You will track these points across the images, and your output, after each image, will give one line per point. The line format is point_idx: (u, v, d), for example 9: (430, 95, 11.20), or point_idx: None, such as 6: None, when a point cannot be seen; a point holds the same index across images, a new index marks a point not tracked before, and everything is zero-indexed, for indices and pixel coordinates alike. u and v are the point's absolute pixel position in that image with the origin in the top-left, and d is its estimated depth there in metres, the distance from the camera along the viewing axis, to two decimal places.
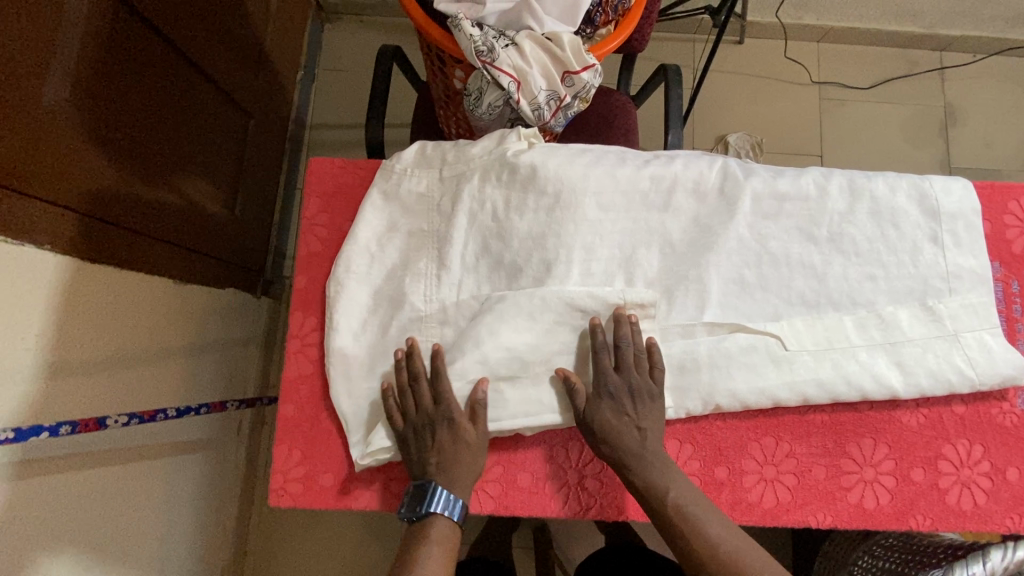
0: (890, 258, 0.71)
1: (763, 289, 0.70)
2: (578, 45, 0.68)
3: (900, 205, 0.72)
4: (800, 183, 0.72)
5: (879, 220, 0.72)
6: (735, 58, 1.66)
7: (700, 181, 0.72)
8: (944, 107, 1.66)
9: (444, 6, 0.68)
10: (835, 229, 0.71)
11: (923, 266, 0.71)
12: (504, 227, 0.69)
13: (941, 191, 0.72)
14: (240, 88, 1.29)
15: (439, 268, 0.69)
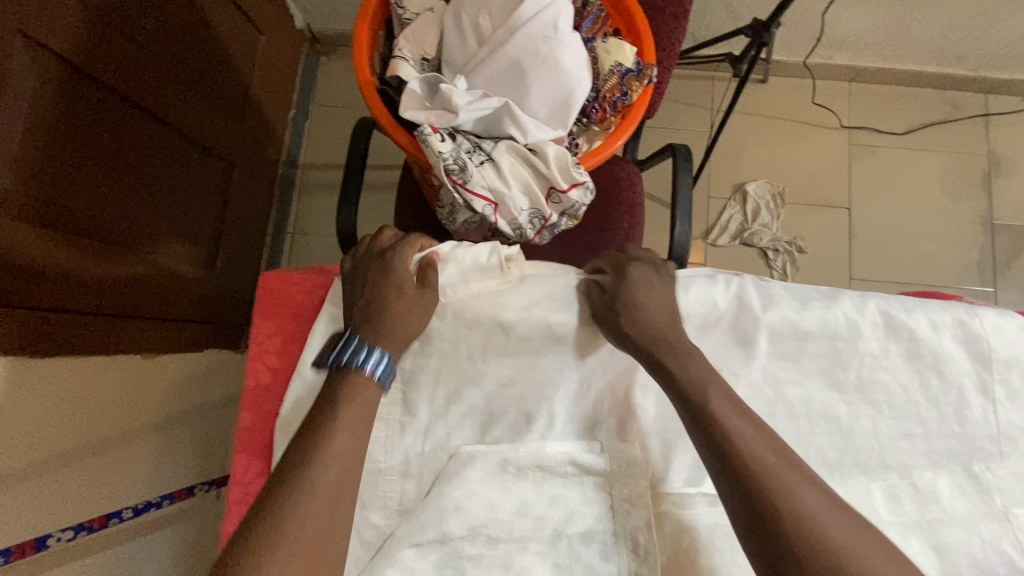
0: (930, 411, 0.60)
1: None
2: (566, 160, 0.59)
3: (945, 349, 0.61)
4: (831, 320, 0.60)
5: (919, 366, 0.61)
6: (758, 98, 1.53)
7: (711, 313, 0.61)
8: (988, 156, 1.51)
9: (411, 114, 0.59)
10: (864, 375, 0.61)
11: (969, 424, 0.60)
12: (476, 373, 0.60)
13: (997, 334, 0.60)
14: (221, 138, 1.21)
15: (403, 415, 0.59)
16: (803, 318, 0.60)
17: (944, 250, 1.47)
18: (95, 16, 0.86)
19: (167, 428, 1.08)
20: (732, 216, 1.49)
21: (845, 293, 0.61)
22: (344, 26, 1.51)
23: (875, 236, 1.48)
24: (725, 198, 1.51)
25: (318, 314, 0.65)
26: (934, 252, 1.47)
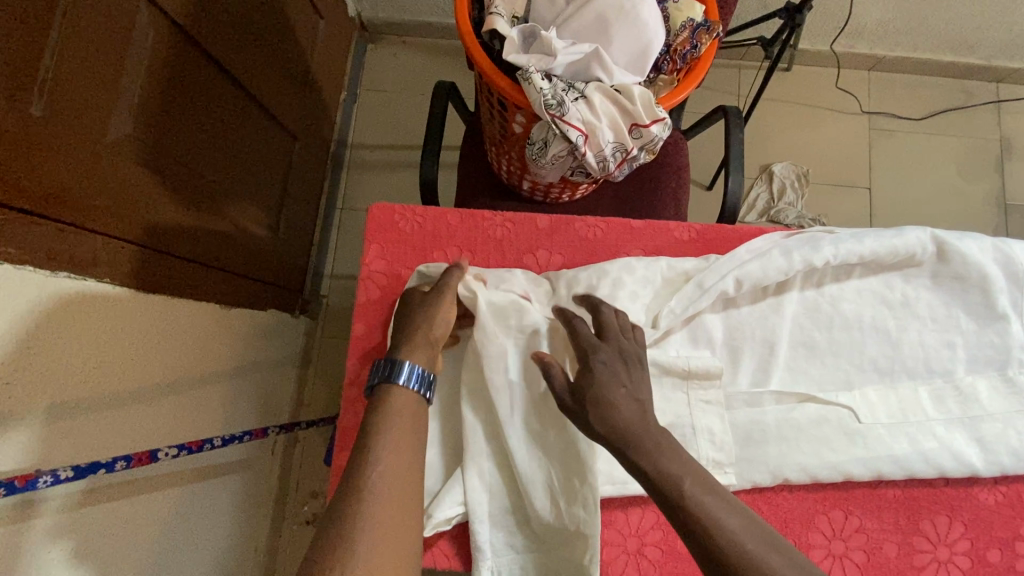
0: (968, 324, 0.68)
1: (834, 353, 0.68)
2: (649, 98, 0.67)
3: (987, 270, 0.67)
4: (903, 244, 0.66)
5: (961, 284, 0.68)
6: (782, 85, 1.62)
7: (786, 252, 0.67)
8: (1000, 140, 1.60)
9: (513, 57, 0.67)
10: (908, 293, 0.69)
11: (1005, 335, 0.67)
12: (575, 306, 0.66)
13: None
14: (287, 111, 1.30)
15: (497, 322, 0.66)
16: (879, 237, 0.67)
17: (961, 227, 1.55)
18: None
19: (235, 376, 1.16)
20: (758, 194, 1.58)
21: (908, 228, 0.68)
22: (394, 13, 1.61)
23: (894, 214, 1.56)
24: (752, 178, 1.60)
25: (420, 238, 0.72)
26: (951, 228, 1.55)
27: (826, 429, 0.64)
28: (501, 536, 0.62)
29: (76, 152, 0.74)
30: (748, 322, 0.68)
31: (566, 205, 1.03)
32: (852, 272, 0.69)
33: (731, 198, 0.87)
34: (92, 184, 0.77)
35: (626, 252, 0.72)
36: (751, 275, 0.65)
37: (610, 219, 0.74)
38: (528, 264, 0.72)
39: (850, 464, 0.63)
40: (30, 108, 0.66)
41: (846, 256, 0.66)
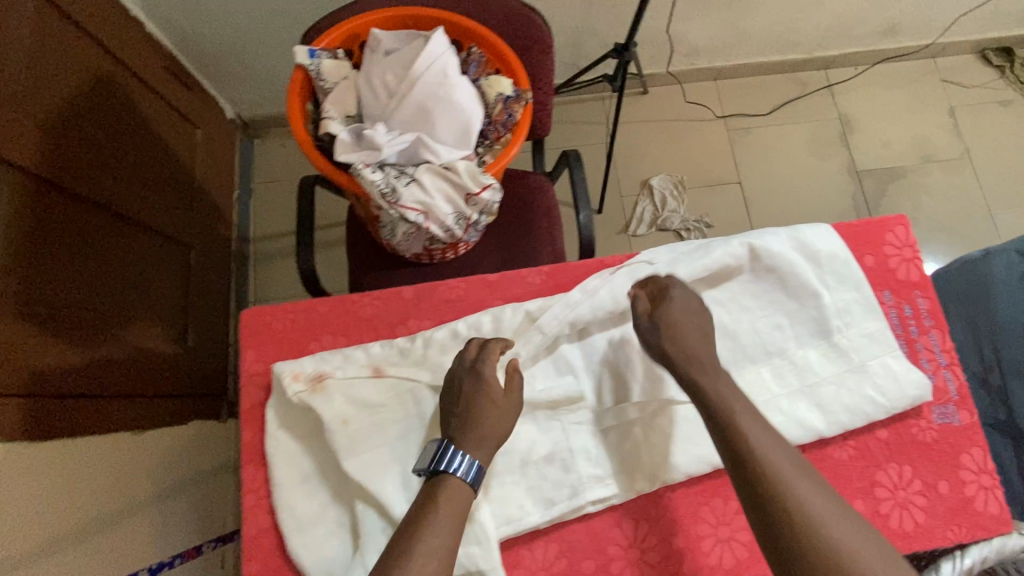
0: (791, 303, 0.77)
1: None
2: (474, 170, 0.75)
3: (790, 256, 0.77)
4: (713, 261, 0.76)
5: (776, 272, 0.77)
6: (643, 107, 1.78)
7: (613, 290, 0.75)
8: (839, 118, 1.80)
9: (345, 156, 0.74)
10: (732, 290, 0.78)
11: (821, 306, 0.77)
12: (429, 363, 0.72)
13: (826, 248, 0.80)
14: (175, 223, 1.32)
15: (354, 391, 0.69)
16: (690, 261, 0.76)
17: (826, 200, 1.71)
18: (51, 134, 0.97)
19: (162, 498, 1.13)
20: (644, 208, 1.71)
21: (715, 243, 0.77)
22: (271, 108, 1.67)
23: (767, 201, 1.72)
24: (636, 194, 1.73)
25: (294, 333, 0.77)
26: (818, 203, 1.71)
27: (688, 428, 0.72)
28: None
29: None
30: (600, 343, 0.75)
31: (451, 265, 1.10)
32: None
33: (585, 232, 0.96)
34: None
35: (488, 304, 0.78)
36: (582, 317, 0.73)
37: (469, 277, 0.80)
38: (400, 334, 0.77)
39: (715, 453, 0.71)
40: None
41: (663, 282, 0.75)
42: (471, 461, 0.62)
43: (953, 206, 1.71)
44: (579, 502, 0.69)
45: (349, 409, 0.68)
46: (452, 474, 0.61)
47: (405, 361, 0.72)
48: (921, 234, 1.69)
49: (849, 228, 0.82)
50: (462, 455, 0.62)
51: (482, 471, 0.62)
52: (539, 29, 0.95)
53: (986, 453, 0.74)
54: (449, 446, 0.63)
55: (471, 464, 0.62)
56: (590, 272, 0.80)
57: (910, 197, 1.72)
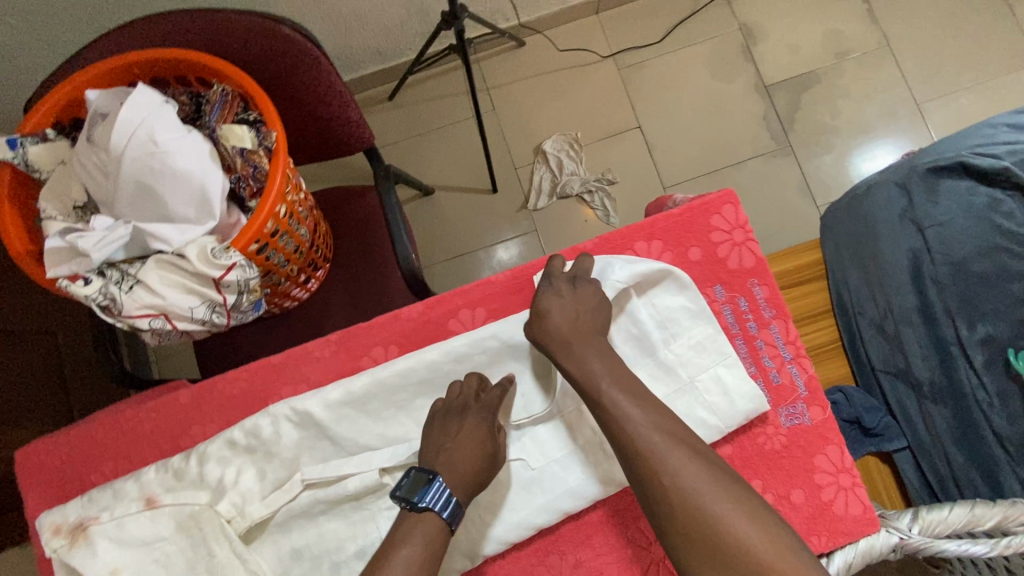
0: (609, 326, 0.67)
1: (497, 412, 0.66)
2: (208, 252, 0.65)
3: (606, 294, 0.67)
4: (519, 320, 0.67)
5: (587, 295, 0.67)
6: (522, 63, 1.60)
7: (399, 363, 0.66)
8: (740, 29, 1.60)
9: (54, 270, 0.64)
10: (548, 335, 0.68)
11: (639, 320, 0.67)
12: (205, 480, 0.65)
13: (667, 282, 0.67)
14: (59, 306, 1.21)
15: (123, 532, 0.63)
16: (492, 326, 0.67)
17: (736, 127, 1.56)
18: None
19: None
20: (542, 176, 1.56)
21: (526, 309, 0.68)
22: None
23: (672, 142, 1.57)
24: (531, 163, 1.58)
25: (73, 467, 0.70)
26: (728, 133, 1.56)
27: (505, 492, 0.65)
28: None
29: None
30: (400, 419, 0.67)
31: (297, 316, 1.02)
32: (486, 344, 0.67)
33: (405, 266, 0.86)
34: None
35: (276, 393, 0.70)
36: (368, 395, 0.66)
37: (252, 363, 0.71)
38: (186, 445, 0.69)
39: (536, 515, 0.64)
40: None
41: (456, 346, 0.67)
42: (452, 499, 0.59)
43: (874, 105, 1.55)
44: None
45: (119, 556, 0.62)
46: (432, 510, 0.58)
47: (182, 484, 0.65)
48: (843, 143, 1.54)
49: (670, 219, 0.70)
50: (441, 486, 0.59)
51: (460, 508, 0.59)
52: (299, 43, 0.80)
53: (843, 450, 0.66)
54: (436, 478, 0.59)
55: (449, 500, 0.59)
56: (382, 332, 0.70)
57: (827, 104, 1.56)
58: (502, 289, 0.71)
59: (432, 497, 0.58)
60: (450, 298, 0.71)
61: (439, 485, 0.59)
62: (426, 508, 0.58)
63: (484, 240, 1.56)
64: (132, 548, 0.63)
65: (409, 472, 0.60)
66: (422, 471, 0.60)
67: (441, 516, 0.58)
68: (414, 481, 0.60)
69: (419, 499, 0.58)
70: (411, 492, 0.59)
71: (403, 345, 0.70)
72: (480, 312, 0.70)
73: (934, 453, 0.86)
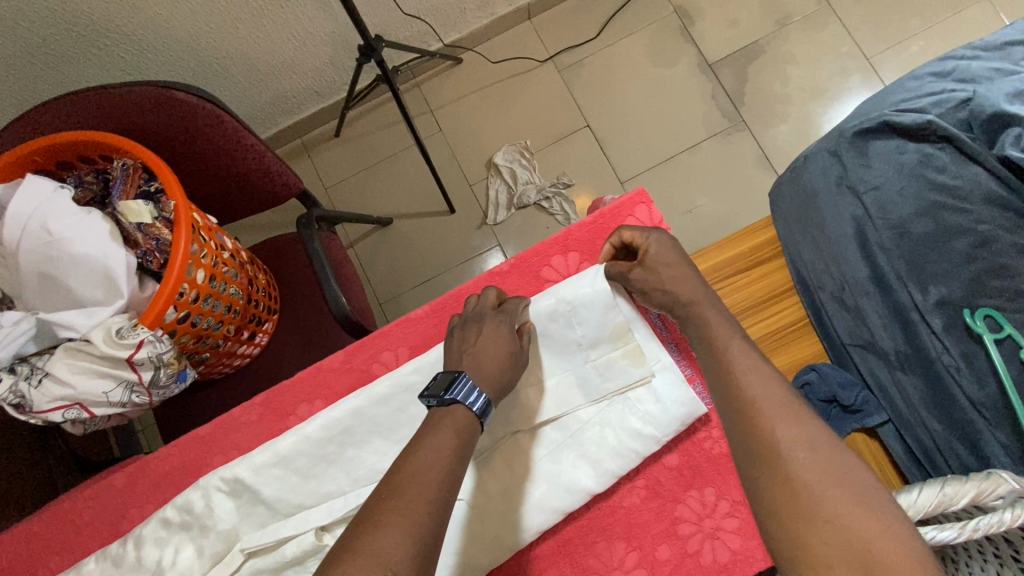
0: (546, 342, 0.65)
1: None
2: (116, 333, 0.64)
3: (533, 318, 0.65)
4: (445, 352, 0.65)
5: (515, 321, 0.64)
6: (460, 81, 1.59)
7: (323, 420, 0.64)
8: (675, 11, 1.58)
9: None
10: None
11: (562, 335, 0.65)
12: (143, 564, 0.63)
13: (582, 284, 0.64)
14: None
15: None
16: (413, 365, 0.65)
17: (685, 111, 1.53)
18: None
19: None
20: (498, 190, 1.54)
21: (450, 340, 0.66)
22: None
23: (623, 135, 1.54)
24: (485, 178, 1.56)
25: (18, 566, 0.69)
26: (679, 118, 1.52)
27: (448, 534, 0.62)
28: None
29: None
30: (331, 474, 0.64)
31: (250, 374, 1.00)
32: (408, 388, 0.65)
33: (335, 310, 0.84)
34: None
35: (210, 464, 0.68)
36: (294, 455, 0.64)
37: (183, 437, 0.70)
38: (126, 529, 0.68)
39: (480, 556, 0.61)
40: None
41: (378, 393, 0.64)
42: (479, 391, 0.56)
43: (824, 67, 1.51)
44: None
45: None
46: (461, 402, 0.55)
47: (121, 570, 0.63)
48: (798, 109, 1.50)
49: (583, 228, 0.69)
50: (468, 380, 0.56)
51: (490, 403, 0.56)
52: (197, 106, 0.80)
53: None
54: (461, 374, 0.57)
55: (479, 394, 0.56)
56: (307, 386, 0.69)
57: (775, 73, 1.52)
58: (424, 323, 0.69)
59: (458, 388, 0.55)
60: (371, 343, 0.69)
61: (463, 377, 0.56)
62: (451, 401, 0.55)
63: (449, 262, 1.53)
64: None
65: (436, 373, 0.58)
66: (447, 373, 0.58)
67: (470, 407, 0.55)
68: (440, 379, 0.57)
69: (446, 393, 0.55)
70: (440, 388, 0.56)
71: (330, 397, 0.68)
72: (404, 351, 0.69)
73: (916, 427, 0.81)
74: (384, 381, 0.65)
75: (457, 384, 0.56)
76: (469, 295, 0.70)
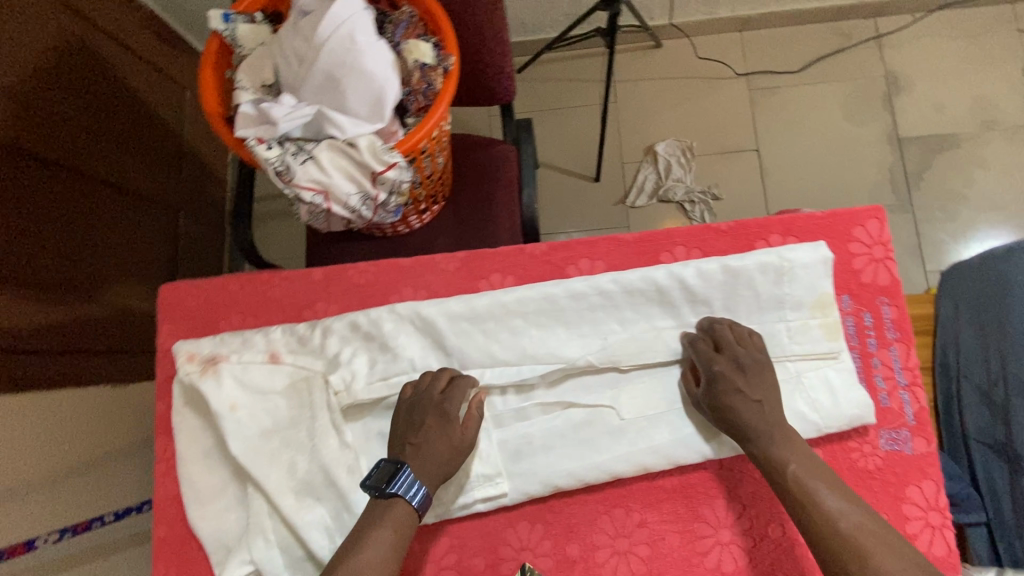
0: (742, 297, 0.68)
1: (608, 358, 0.68)
2: (377, 147, 0.70)
3: (744, 271, 0.67)
4: (651, 275, 0.68)
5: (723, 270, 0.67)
6: (653, 63, 1.61)
7: (519, 294, 0.69)
8: (885, 76, 1.56)
9: (242, 131, 0.70)
10: (674, 301, 0.68)
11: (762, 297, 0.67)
12: (324, 352, 0.70)
13: (799, 260, 0.67)
14: (157, 183, 1.35)
15: (243, 367, 0.69)
16: (615, 276, 0.69)
17: (856, 173, 1.52)
18: (16, 96, 0.99)
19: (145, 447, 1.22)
20: (647, 176, 1.57)
21: (657, 266, 0.68)
22: None
23: (786, 173, 1.55)
24: (639, 161, 1.59)
25: (205, 311, 0.77)
26: (847, 177, 1.52)
27: (592, 432, 0.67)
28: None
29: None
30: (508, 343, 0.69)
31: (406, 240, 1.07)
32: (601, 297, 0.68)
33: None
34: None
35: (397, 292, 0.75)
36: (482, 315, 0.69)
37: (381, 261, 0.77)
38: (308, 317, 0.75)
39: (615, 464, 0.65)
40: None
41: (575, 289, 0.69)
42: (420, 484, 0.62)
43: (1014, 183, 1.47)
44: (469, 502, 0.67)
45: (242, 395, 0.68)
46: (402, 497, 0.61)
47: (303, 348, 0.71)
48: (970, 213, 1.47)
49: (811, 220, 0.70)
50: (410, 477, 0.62)
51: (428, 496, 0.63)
52: None
53: (940, 488, 0.64)
54: (404, 468, 0.62)
55: (417, 488, 0.62)
56: (505, 260, 0.74)
57: (961, 171, 1.49)
58: (629, 248, 0.72)
59: (399, 485, 0.61)
60: (574, 245, 0.73)
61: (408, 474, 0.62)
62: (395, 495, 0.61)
63: (577, 224, 1.58)
64: (252, 393, 0.69)
65: (380, 461, 0.64)
66: (391, 462, 0.63)
67: (411, 502, 0.62)
68: (385, 469, 0.63)
69: (389, 489, 0.61)
70: (380, 480, 0.62)
71: (521, 277, 0.73)
72: (601, 265, 0.72)
73: (1015, 535, 0.83)
74: (583, 281, 0.69)
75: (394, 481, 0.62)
76: (678, 238, 0.71)
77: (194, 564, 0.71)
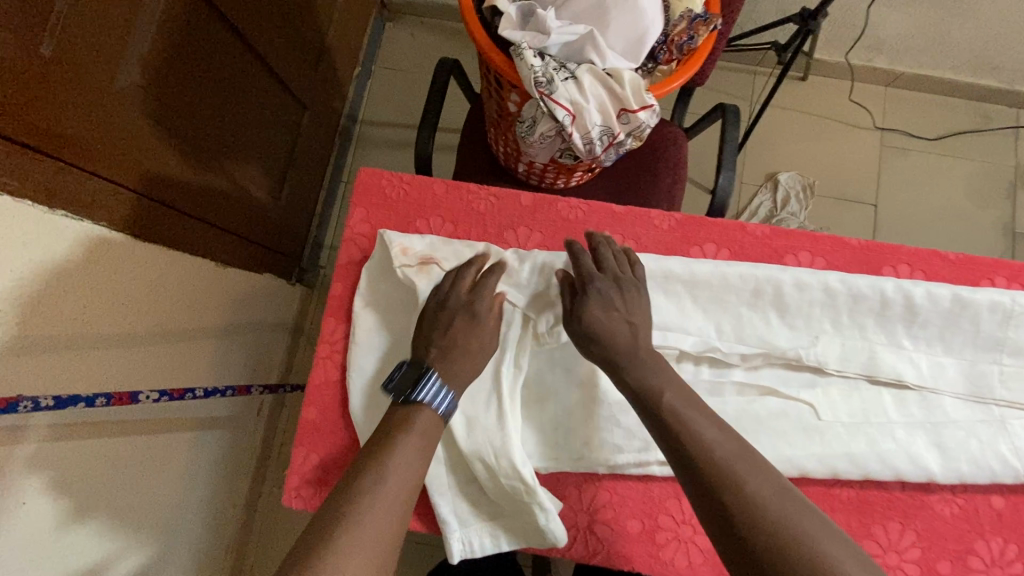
0: (961, 330, 0.67)
1: (819, 357, 0.67)
2: (639, 85, 0.67)
3: (974, 304, 0.67)
4: (879, 286, 0.67)
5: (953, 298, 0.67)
6: (794, 94, 1.61)
7: (743, 271, 0.68)
8: (1015, 167, 1.57)
9: (508, 32, 0.68)
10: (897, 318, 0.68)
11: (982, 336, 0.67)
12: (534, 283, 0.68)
13: None
14: (298, 76, 1.30)
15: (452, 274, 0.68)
16: (842, 277, 0.68)
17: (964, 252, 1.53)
18: None
19: (226, 332, 1.20)
20: (762, 202, 1.55)
21: (887, 278, 0.68)
22: None
23: (897, 234, 1.55)
24: (757, 185, 1.59)
25: (404, 206, 0.74)
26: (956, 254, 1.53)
27: (786, 424, 0.65)
28: (464, 503, 0.64)
29: (95, 105, 0.77)
30: (720, 316, 0.68)
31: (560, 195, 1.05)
32: (824, 294, 0.68)
33: (720, 196, 0.87)
34: (105, 136, 0.80)
35: None
36: (700, 282, 0.68)
37: (593, 203, 0.75)
38: (508, 239, 0.73)
39: (807, 461, 0.64)
40: (40, 48, 0.67)
41: (799, 281, 0.68)
42: (447, 391, 0.59)
43: None
44: (646, 463, 0.65)
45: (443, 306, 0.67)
46: (427, 402, 0.58)
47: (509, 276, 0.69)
48: None
49: None
50: (436, 380, 0.59)
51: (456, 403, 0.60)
52: None
53: None
54: (430, 373, 0.60)
55: (444, 393, 0.59)
56: (723, 234, 0.72)
57: None
58: (852, 253, 0.71)
59: (426, 385, 0.59)
60: (798, 236, 0.72)
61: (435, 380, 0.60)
62: (417, 398, 0.59)
63: None
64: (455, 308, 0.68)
65: (404, 368, 0.62)
66: (415, 367, 0.62)
67: (438, 408, 0.59)
68: (410, 375, 0.61)
69: (412, 392, 0.59)
70: (405, 384, 0.61)
71: (736, 254, 0.72)
72: (822, 262, 0.71)
73: None
74: (808, 274, 0.68)
75: (420, 381, 0.59)
76: (903, 257, 0.71)
77: (338, 456, 0.68)
